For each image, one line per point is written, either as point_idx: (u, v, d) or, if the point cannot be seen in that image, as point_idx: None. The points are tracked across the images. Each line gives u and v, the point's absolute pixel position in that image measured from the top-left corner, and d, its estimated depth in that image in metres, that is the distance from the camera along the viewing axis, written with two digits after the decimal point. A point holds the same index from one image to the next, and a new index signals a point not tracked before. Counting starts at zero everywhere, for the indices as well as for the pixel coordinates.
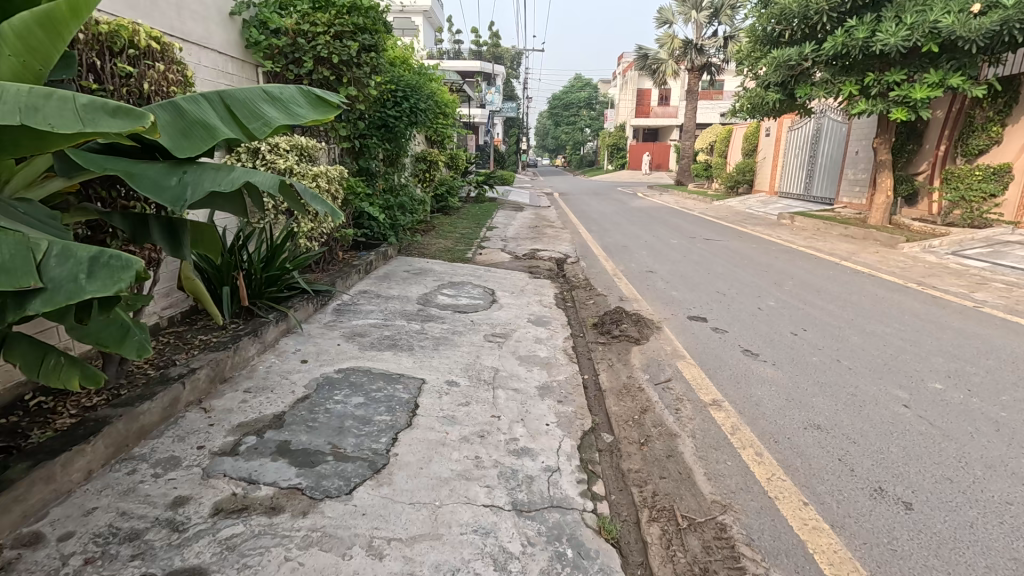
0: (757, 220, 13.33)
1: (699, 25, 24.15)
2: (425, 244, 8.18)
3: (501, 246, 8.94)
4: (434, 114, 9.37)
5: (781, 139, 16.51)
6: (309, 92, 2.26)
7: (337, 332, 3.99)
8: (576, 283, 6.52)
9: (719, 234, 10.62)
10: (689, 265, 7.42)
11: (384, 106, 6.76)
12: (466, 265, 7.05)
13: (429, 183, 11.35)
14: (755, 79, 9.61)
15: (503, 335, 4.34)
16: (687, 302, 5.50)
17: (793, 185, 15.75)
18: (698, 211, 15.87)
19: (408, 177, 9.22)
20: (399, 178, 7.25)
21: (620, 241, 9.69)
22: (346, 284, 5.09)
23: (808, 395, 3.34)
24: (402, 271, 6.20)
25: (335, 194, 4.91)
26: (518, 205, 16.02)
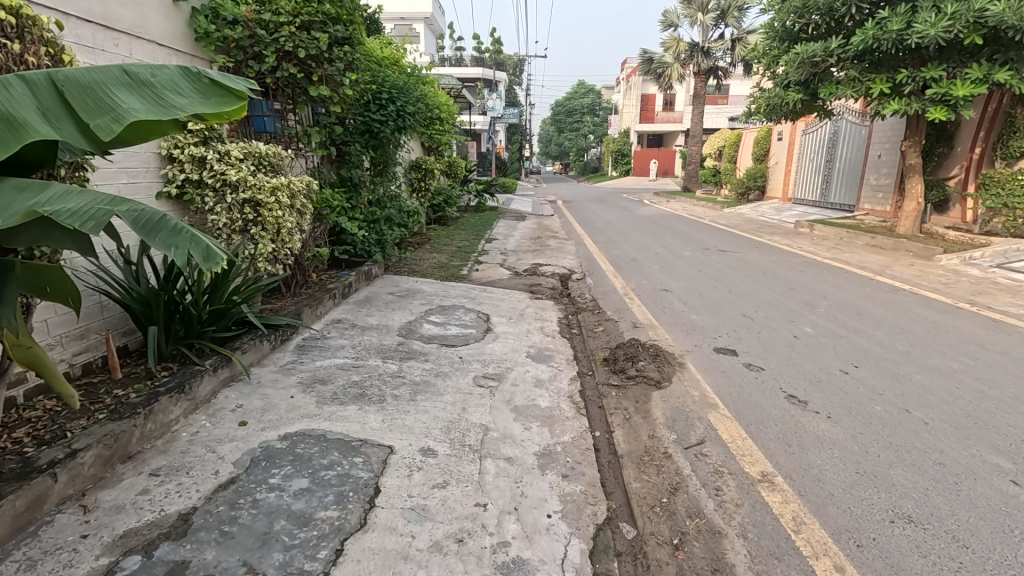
0: (772, 228, 12.60)
1: (706, 28, 23.60)
2: (417, 260, 7.50)
3: (500, 260, 8.25)
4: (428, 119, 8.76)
5: (795, 143, 15.80)
6: (194, 77, 1.69)
7: (293, 378, 3.29)
8: (583, 305, 5.81)
9: (735, 244, 9.89)
10: (708, 282, 6.69)
11: (368, 109, 6.11)
12: (460, 284, 6.36)
13: (424, 192, 10.69)
14: (773, 78, 8.93)
15: (496, 377, 3.63)
16: (711, 330, 4.77)
17: (809, 191, 15.01)
18: (709, 219, 15.16)
19: (401, 186, 8.58)
20: (387, 188, 6.62)
21: (629, 253, 8.98)
22: (316, 313, 4.41)
23: (885, 465, 2.60)
24: (386, 293, 5.51)
25: (303, 209, 4.24)
26: (520, 214, 15.38)
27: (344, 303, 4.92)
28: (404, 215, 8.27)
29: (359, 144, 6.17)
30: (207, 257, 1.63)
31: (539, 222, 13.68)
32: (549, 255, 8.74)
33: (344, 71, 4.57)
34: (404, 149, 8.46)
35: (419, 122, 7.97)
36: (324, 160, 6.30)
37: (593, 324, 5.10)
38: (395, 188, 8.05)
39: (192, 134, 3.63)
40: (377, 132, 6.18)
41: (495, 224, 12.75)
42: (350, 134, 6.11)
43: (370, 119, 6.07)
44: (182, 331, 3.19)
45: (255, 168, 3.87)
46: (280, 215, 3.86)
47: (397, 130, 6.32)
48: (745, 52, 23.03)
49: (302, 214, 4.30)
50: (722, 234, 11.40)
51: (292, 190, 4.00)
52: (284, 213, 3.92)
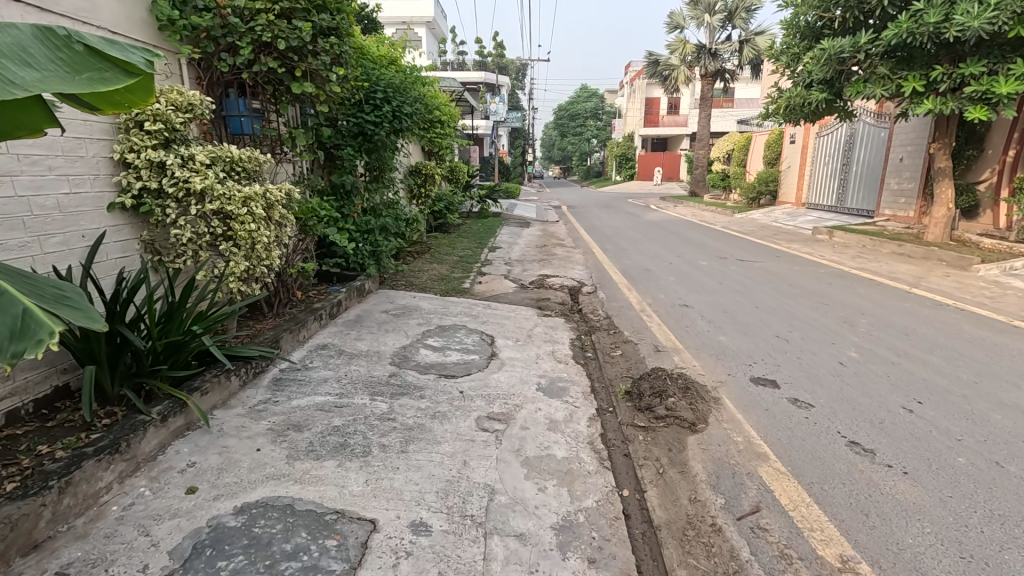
0: (788, 234, 12.07)
1: (712, 29, 23.17)
2: (415, 273, 7.00)
3: (505, 271, 7.75)
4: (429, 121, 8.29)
5: (809, 146, 15.31)
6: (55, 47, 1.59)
7: (263, 424, 2.77)
8: (596, 323, 5.29)
9: (753, 253, 9.35)
10: (731, 296, 6.16)
11: (362, 110, 5.64)
12: (462, 299, 5.85)
13: (425, 199, 10.21)
14: (794, 76, 8.42)
15: (503, 419, 3.11)
16: (744, 355, 4.23)
17: (824, 196, 14.48)
18: (720, 225, 14.64)
19: (399, 193, 8.09)
20: (383, 195, 6.14)
21: (641, 262, 8.46)
22: (299, 338, 3.90)
23: (996, 548, 2.06)
24: (380, 312, 5.00)
25: (284, 221, 3.74)
26: (524, 221, 14.90)
27: (331, 325, 4.41)
28: (402, 224, 7.77)
29: (352, 148, 5.69)
30: (20, 334, 1.43)
31: (544, 229, 13.18)
32: (556, 265, 8.23)
33: (331, 66, 4.08)
34: (402, 154, 7.98)
35: (417, 125, 7.50)
36: (315, 165, 5.82)
37: (610, 348, 4.57)
38: (393, 195, 7.57)
39: (150, 136, 3.12)
40: (371, 135, 5.70)
41: (498, 231, 12.24)
42: (342, 138, 5.63)
43: (363, 121, 5.59)
44: (132, 369, 2.68)
45: (225, 175, 3.37)
46: (254, 228, 3.35)
47: (393, 133, 5.85)
48: (753, 54, 22.60)
49: (283, 226, 3.79)
50: (737, 241, 10.87)
51: (270, 200, 3.50)
52: (260, 226, 3.41)
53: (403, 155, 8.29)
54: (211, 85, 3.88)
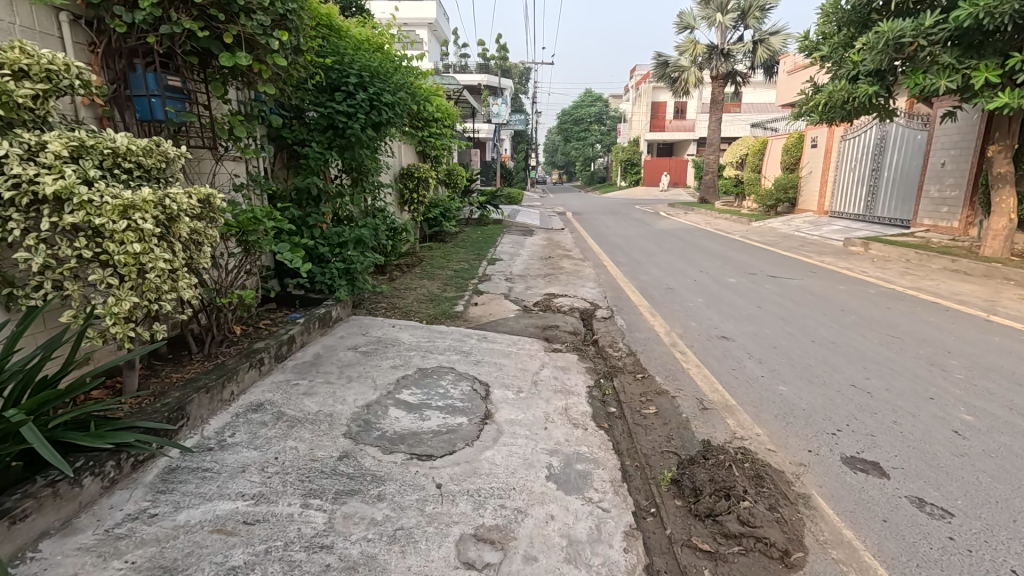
0: (816, 245, 11.03)
1: (724, 30, 22.28)
2: (400, 293, 5.95)
3: (505, 289, 6.74)
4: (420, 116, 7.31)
5: (832, 150, 14.37)
6: None
7: (111, 570, 1.74)
8: (618, 364, 4.24)
9: (785, 268, 8.32)
10: (777, 326, 5.12)
11: (332, 99, 4.67)
12: (452, 328, 4.82)
13: (418, 205, 9.21)
14: (838, 68, 7.43)
15: (497, 541, 2.07)
16: (819, 417, 3.19)
17: (851, 203, 13.50)
18: (739, 234, 13.61)
19: (386, 200, 7.09)
20: (360, 202, 5.14)
21: (659, 279, 7.44)
22: (221, 396, 2.87)
23: None
24: (346, 349, 3.96)
25: (199, 237, 2.72)
26: (527, 228, 13.91)
27: (275, 373, 3.36)
28: (386, 234, 6.76)
29: (321, 144, 4.72)
30: None
31: (549, 238, 12.15)
32: (564, 282, 7.21)
33: (271, 30, 3.08)
34: (388, 155, 7.00)
35: (404, 122, 6.54)
36: (275, 166, 4.84)
37: (640, 401, 3.52)
38: (376, 202, 6.56)
39: None
40: (344, 128, 4.72)
41: (499, 240, 11.23)
42: (306, 132, 4.66)
43: (332, 111, 4.61)
44: None
45: (103, 172, 2.35)
46: (142, 249, 2.32)
47: (371, 128, 4.87)
48: (767, 54, 21.65)
49: (200, 244, 2.77)
50: (763, 254, 9.84)
51: (170, 208, 2.47)
52: (153, 245, 2.38)
53: (390, 159, 7.34)
54: (107, 52, 2.87)
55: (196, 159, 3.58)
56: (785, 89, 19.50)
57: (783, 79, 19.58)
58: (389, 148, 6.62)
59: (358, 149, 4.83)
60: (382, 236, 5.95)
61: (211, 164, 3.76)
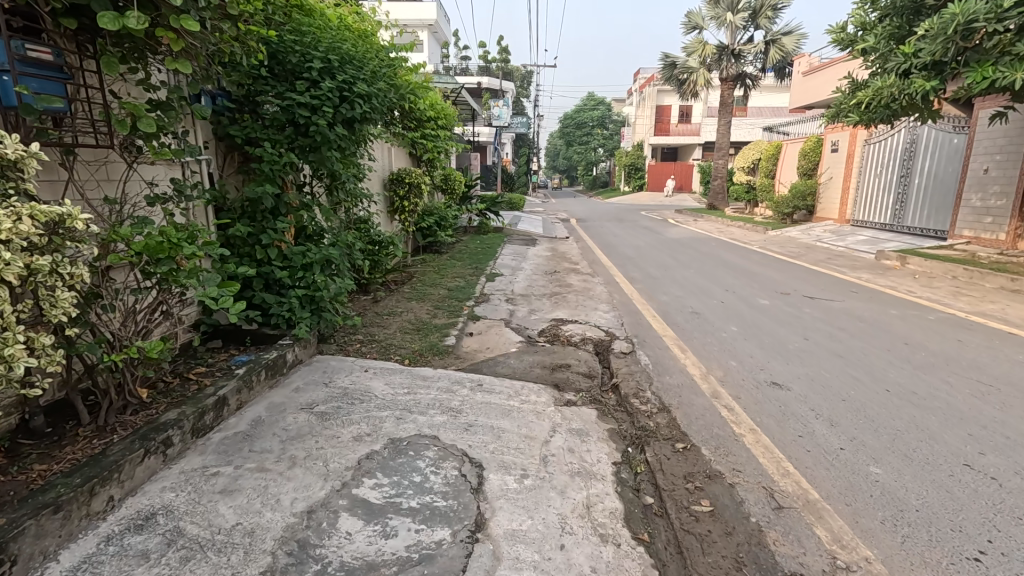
0: (845, 258, 10.15)
1: (734, 30, 21.47)
2: (381, 322, 5.07)
3: (506, 313, 5.84)
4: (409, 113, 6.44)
5: (854, 155, 13.53)
6: None
7: None
8: (649, 426, 3.33)
9: (820, 287, 7.42)
10: (837, 367, 4.21)
11: (293, 89, 3.79)
12: (439, 371, 3.91)
13: (409, 214, 8.33)
14: (886, 61, 6.57)
15: None
16: (944, 527, 2.28)
17: (876, 212, 12.63)
18: (756, 244, 12.69)
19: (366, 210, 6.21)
20: (330, 216, 4.27)
21: (680, 300, 6.56)
22: (86, 510, 1.97)
23: None
24: (299, 410, 3.05)
25: (42, 277, 1.82)
26: (530, 237, 13.02)
27: (189, 456, 2.45)
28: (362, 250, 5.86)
29: (277, 145, 3.83)
30: None
31: (553, 249, 11.25)
32: (573, 304, 6.33)
33: None
34: (369, 160, 6.14)
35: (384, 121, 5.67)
36: (221, 172, 3.95)
37: (686, 490, 2.61)
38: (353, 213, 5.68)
39: None
40: (306, 125, 3.84)
41: (499, 252, 10.34)
42: (258, 130, 3.77)
43: (289, 102, 3.72)
44: None
45: None
46: None
47: (341, 125, 3.99)
48: (779, 55, 20.78)
49: (55, 286, 1.89)
50: (790, 269, 8.95)
51: None
52: None
53: (372, 164, 6.48)
54: None
55: (95, 162, 2.70)
56: (800, 91, 18.63)
57: (798, 80, 18.77)
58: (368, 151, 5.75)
59: (326, 150, 3.94)
60: (358, 254, 5.07)
61: (123, 168, 2.90)
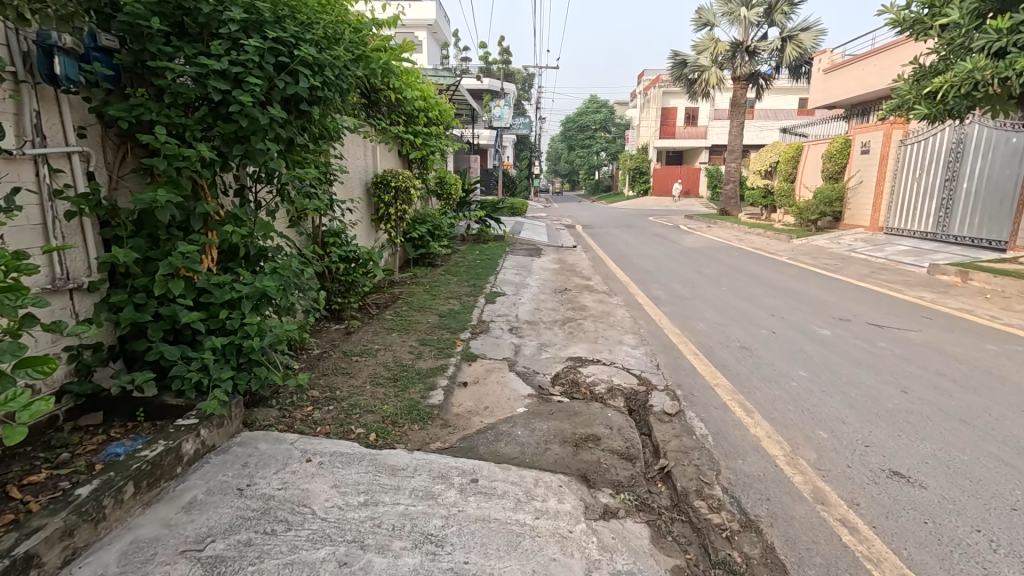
0: (891, 273, 8.99)
1: (748, 26, 20.39)
2: (347, 369, 3.92)
3: (510, 349, 4.68)
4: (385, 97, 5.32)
5: (889, 157, 12.44)
6: None
7: None
8: (735, 563, 2.15)
9: (883, 311, 6.26)
10: (971, 443, 3.03)
11: (208, 52, 2.66)
12: (416, 457, 2.75)
13: (395, 222, 7.17)
14: (974, 39, 5.48)
15: None
16: None
17: (916, 220, 11.55)
18: (784, 254, 11.52)
19: (330, 219, 5.09)
20: (271, 233, 3.12)
21: (721, 330, 5.40)
22: None
23: None
24: (178, 554, 1.89)
25: None
26: (534, 246, 11.87)
27: None
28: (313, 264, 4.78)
29: (186, 132, 2.68)
30: None
31: (561, 260, 10.08)
32: (591, 336, 5.15)
33: None
34: (335, 156, 5.08)
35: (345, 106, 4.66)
36: (111, 169, 2.79)
37: None
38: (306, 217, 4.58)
39: None
40: (227, 102, 2.69)
41: (500, 265, 9.19)
42: (154, 109, 2.60)
43: (198, 67, 2.56)
44: None
45: None
46: None
47: (280, 105, 2.85)
48: (796, 52, 19.69)
49: None
50: (836, 286, 7.79)
51: None
52: None
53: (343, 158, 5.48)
54: None
55: None
56: (822, 90, 17.51)
57: (819, 78, 17.66)
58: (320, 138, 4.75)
59: (259, 139, 2.79)
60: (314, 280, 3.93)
61: None
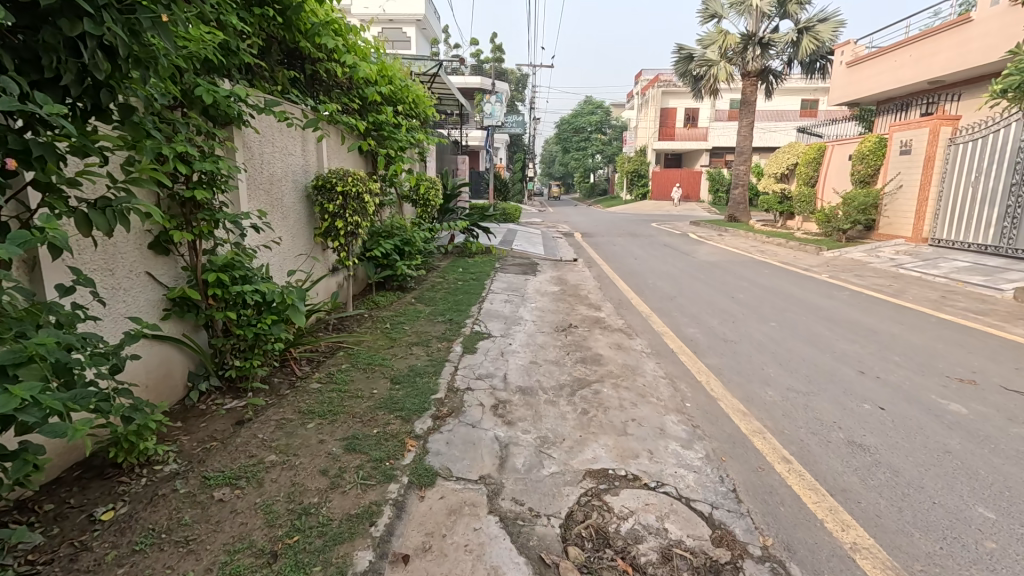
0: (966, 297, 7.34)
1: (760, 17, 18.83)
2: (192, 524, 2.20)
3: (492, 455, 2.93)
4: (240, 16, 3.41)
5: (935, 158, 10.92)
6: None
7: None
8: None
9: (1008, 362, 4.55)
10: None
11: None
12: None
13: (345, 239, 5.43)
14: None
15: None
16: None
17: (974, 230, 10.00)
18: (819, 270, 9.89)
19: (213, 242, 3.37)
20: None
21: (805, 406, 3.67)
22: None
23: None
24: None
25: None
26: (528, 261, 10.17)
27: None
28: (163, 312, 3.21)
29: None
30: None
31: (561, 280, 8.31)
32: (616, 423, 3.38)
33: None
34: (218, 144, 3.34)
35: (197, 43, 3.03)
36: None
37: None
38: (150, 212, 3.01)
39: None
40: None
41: (487, 287, 7.46)
42: None
43: None
44: None
45: None
46: None
47: None
48: (813, 45, 18.13)
49: None
50: (914, 319, 6.10)
51: None
52: None
53: (237, 139, 3.83)
54: None
55: None
56: (845, 85, 15.93)
57: (841, 72, 16.13)
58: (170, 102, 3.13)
59: None
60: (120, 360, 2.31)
61: None
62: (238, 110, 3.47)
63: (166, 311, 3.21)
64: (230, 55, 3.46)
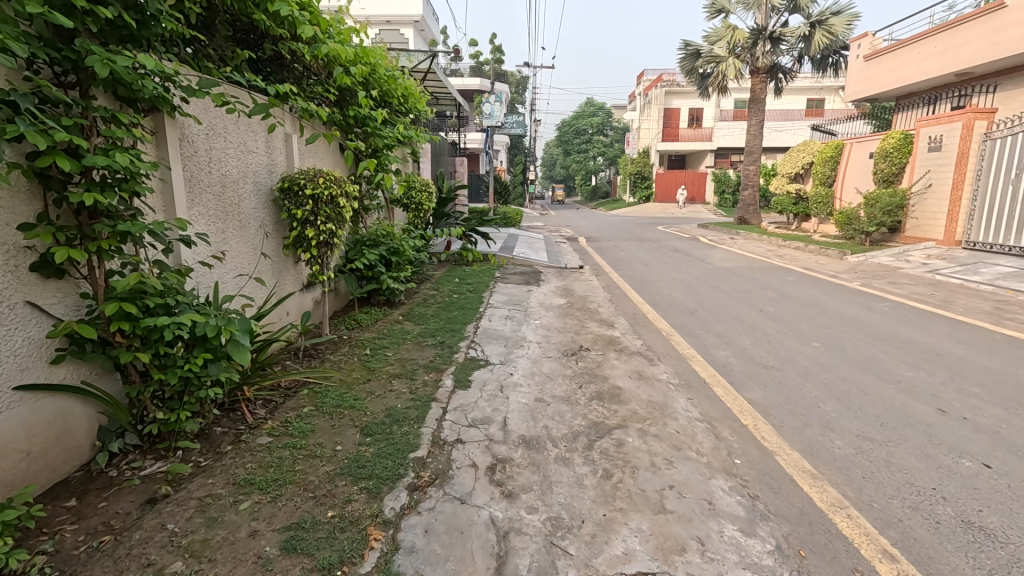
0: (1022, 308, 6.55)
1: (770, 10, 18.07)
2: None
3: (486, 551, 2.15)
4: None
5: (969, 154, 10.13)
6: None
7: None
8: None
9: None
10: None
11: None
12: None
13: (317, 251, 4.66)
14: None
15: None
16: None
17: (1015, 232, 9.20)
18: (847, 277, 9.10)
19: (122, 261, 2.59)
20: None
21: (890, 463, 2.86)
22: None
23: None
24: None
25: None
26: (530, 269, 9.39)
27: None
28: (54, 353, 2.43)
29: None
30: None
31: (567, 291, 7.53)
32: (650, 495, 2.59)
33: None
34: (127, 132, 2.56)
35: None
36: None
37: None
38: (29, 223, 2.27)
39: None
40: None
41: (486, 300, 6.68)
42: None
43: None
44: None
45: None
46: None
47: None
48: (826, 40, 17.38)
49: None
50: (976, 336, 5.31)
51: None
52: None
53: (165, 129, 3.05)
54: None
55: None
56: (862, 80, 15.13)
57: (857, 66, 15.36)
58: (62, 78, 2.41)
59: None
60: None
61: None
62: (162, 90, 2.75)
63: (58, 353, 2.43)
64: (151, 23, 2.71)
